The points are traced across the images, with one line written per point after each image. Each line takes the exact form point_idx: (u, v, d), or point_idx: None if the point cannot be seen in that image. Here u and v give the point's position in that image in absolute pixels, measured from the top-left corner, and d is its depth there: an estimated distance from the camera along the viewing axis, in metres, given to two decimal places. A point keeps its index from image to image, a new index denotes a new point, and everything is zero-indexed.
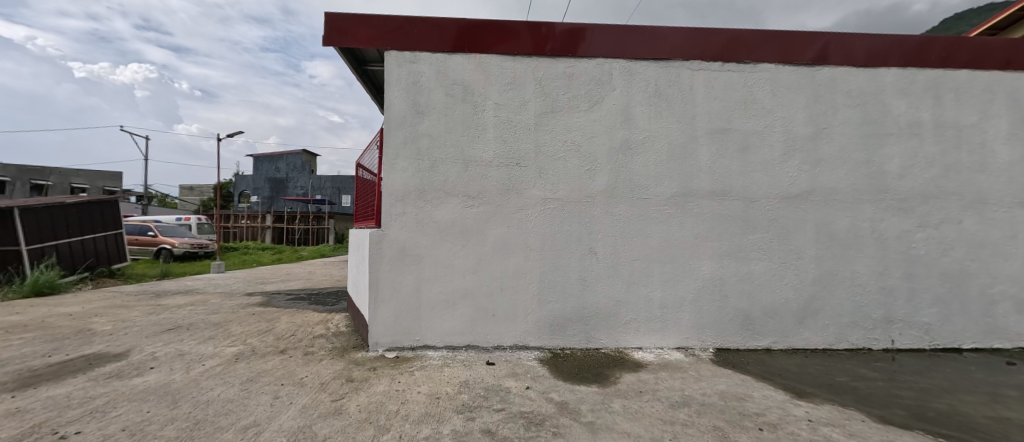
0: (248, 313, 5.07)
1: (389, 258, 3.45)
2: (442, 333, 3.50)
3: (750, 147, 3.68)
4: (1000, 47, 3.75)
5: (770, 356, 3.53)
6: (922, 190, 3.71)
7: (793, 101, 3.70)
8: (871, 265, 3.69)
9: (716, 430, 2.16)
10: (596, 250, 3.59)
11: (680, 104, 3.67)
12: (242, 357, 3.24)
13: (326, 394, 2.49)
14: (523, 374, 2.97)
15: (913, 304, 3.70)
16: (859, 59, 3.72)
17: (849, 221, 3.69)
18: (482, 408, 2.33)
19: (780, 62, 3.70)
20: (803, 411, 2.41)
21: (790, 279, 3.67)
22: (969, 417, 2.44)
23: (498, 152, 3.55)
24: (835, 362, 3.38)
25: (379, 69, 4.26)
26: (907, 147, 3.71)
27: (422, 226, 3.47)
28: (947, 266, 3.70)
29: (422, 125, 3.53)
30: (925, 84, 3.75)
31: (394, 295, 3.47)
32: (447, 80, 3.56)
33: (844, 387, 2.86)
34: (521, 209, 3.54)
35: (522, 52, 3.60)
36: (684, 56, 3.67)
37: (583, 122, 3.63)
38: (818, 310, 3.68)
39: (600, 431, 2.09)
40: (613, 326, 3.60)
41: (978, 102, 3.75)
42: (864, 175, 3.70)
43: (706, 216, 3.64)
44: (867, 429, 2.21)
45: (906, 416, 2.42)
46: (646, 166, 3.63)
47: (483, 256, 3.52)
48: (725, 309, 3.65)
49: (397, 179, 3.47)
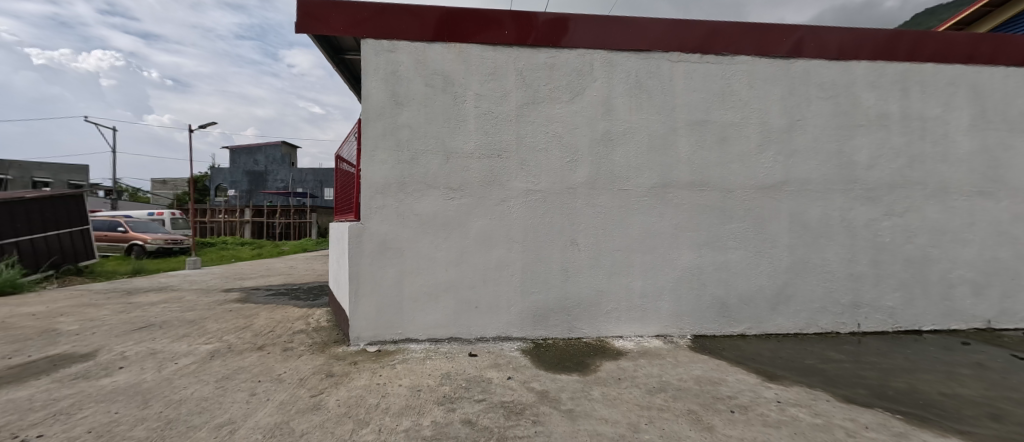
0: (225, 310, 4.94)
1: (369, 251, 3.40)
2: (425, 326, 3.49)
3: (728, 138, 3.75)
4: (964, 42, 3.91)
5: (744, 341, 3.65)
6: (889, 180, 3.86)
7: (769, 93, 3.78)
8: (841, 252, 3.83)
9: (691, 413, 2.22)
10: (578, 241, 3.63)
11: (661, 95, 3.71)
12: (218, 354, 3.16)
13: (305, 390, 2.46)
14: (505, 364, 3.00)
15: (878, 289, 3.87)
16: (832, 52, 3.81)
17: (821, 210, 3.81)
18: (463, 399, 2.34)
19: (756, 54, 3.77)
20: (772, 393, 2.51)
21: (764, 267, 3.79)
22: (926, 394, 2.58)
23: (480, 143, 3.53)
24: (805, 346, 3.52)
25: (357, 59, 4.17)
26: (876, 139, 3.85)
27: (402, 219, 3.43)
28: (911, 253, 3.88)
29: (402, 116, 3.46)
30: (893, 77, 3.88)
31: (376, 288, 3.43)
32: (426, 70, 3.50)
33: (813, 369, 2.99)
34: (503, 201, 3.54)
35: (504, 42, 3.56)
36: (664, 47, 3.70)
37: (564, 114, 3.63)
38: (790, 297, 3.81)
39: (579, 419, 2.13)
40: (595, 315, 3.66)
41: (942, 95, 3.91)
42: (835, 165, 3.83)
43: (686, 206, 3.71)
44: (831, 408, 2.32)
45: (867, 395, 2.55)
46: (626, 157, 3.67)
47: (466, 249, 3.51)
48: (703, 297, 3.75)
49: (377, 171, 3.41)
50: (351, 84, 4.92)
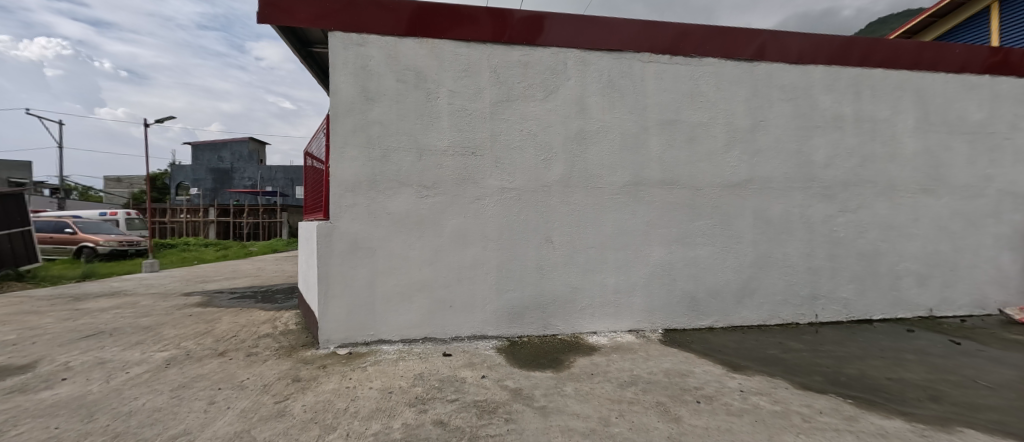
0: (184, 315, 4.68)
1: (339, 250, 3.29)
2: (398, 326, 3.42)
3: (696, 138, 3.86)
4: (909, 49, 4.18)
5: (712, 334, 3.78)
6: (844, 179, 4.08)
7: (735, 94, 3.92)
8: (800, 247, 4.03)
9: (659, 405, 2.28)
10: (553, 238, 3.65)
11: (633, 95, 3.78)
12: (174, 362, 3.00)
13: (269, 396, 2.36)
14: (480, 363, 2.98)
15: (834, 281, 4.09)
16: (792, 56, 3.99)
17: (782, 207, 3.99)
18: (435, 400, 2.31)
19: (722, 56, 3.90)
20: (736, 383, 2.61)
21: (731, 262, 3.93)
22: (875, 379, 2.75)
23: (453, 140, 3.49)
24: (768, 337, 3.68)
25: (325, 52, 4.04)
26: (831, 139, 4.06)
27: (373, 217, 3.34)
28: (863, 247, 4.12)
29: (373, 112, 3.37)
30: (847, 81, 4.10)
31: (347, 289, 3.32)
32: (398, 65, 3.42)
33: (775, 359, 3.13)
34: (478, 199, 3.52)
35: (478, 39, 3.53)
36: (635, 48, 3.77)
37: (539, 112, 3.64)
38: (755, 290, 3.97)
39: (551, 415, 2.14)
40: (570, 312, 3.69)
41: (890, 98, 4.17)
42: (795, 164, 4.01)
43: (657, 204, 3.80)
44: (789, 395, 2.44)
45: (823, 382, 2.69)
46: (599, 156, 3.71)
47: (440, 247, 3.47)
48: (674, 292, 3.85)
49: (347, 169, 3.30)
50: (319, 77, 4.76)
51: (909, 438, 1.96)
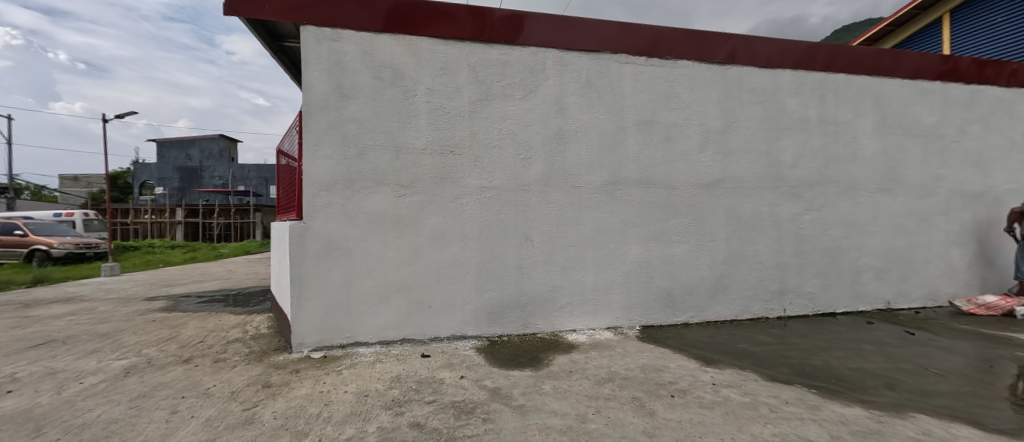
0: (146, 321, 4.45)
1: (313, 251, 3.19)
2: (376, 328, 3.35)
3: (672, 138, 3.95)
4: (869, 56, 4.39)
5: (687, 330, 3.87)
6: (810, 178, 4.26)
7: (708, 96, 4.02)
8: (770, 244, 4.18)
9: (635, 400, 2.32)
10: (532, 237, 3.65)
11: (610, 95, 3.82)
12: (134, 370, 2.84)
13: (237, 403, 2.27)
14: (459, 364, 2.95)
15: (801, 277, 4.26)
16: (761, 61, 4.13)
17: (753, 206, 4.13)
18: (412, 402, 2.28)
19: (696, 59, 3.99)
20: (709, 376, 2.68)
21: (705, 259, 4.04)
22: (838, 369, 2.87)
23: (432, 139, 3.45)
24: (739, 331, 3.80)
25: (297, 46, 3.91)
26: (798, 140, 4.23)
27: (349, 217, 3.26)
28: (827, 243, 4.31)
29: (348, 109, 3.29)
30: (813, 85, 4.27)
31: (321, 290, 3.23)
32: (374, 62, 3.35)
33: (746, 352, 3.23)
34: (457, 198, 3.49)
35: (456, 37, 3.50)
36: (613, 49, 3.82)
37: (518, 111, 3.63)
38: (727, 286, 4.10)
39: (530, 413, 2.15)
40: (549, 310, 3.71)
41: (852, 102, 4.37)
42: (764, 164, 4.15)
43: (634, 203, 3.86)
44: (758, 387, 2.52)
45: (791, 373, 2.79)
46: (578, 155, 3.75)
47: (419, 247, 3.42)
48: (651, 289, 3.92)
49: (321, 167, 3.20)
50: (291, 72, 4.61)
51: (868, 425, 2.06)
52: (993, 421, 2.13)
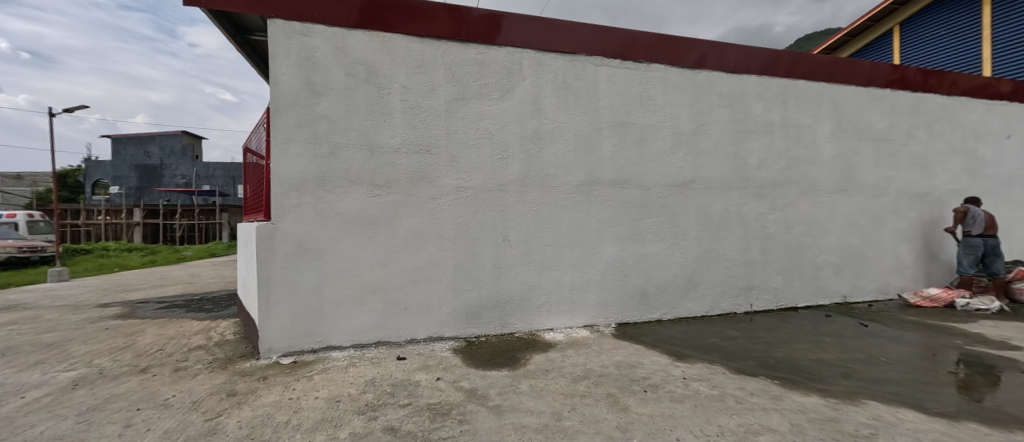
0: (98, 329, 4.17)
1: (282, 253, 3.08)
2: (349, 332, 3.27)
3: (646, 139, 4.04)
4: (827, 64, 4.63)
5: (661, 326, 3.97)
6: (774, 179, 4.45)
7: (680, 99, 4.14)
8: (738, 243, 4.34)
9: (610, 396, 2.36)
10: (510, 238, 3.66)
11: (586, 97, 3.88)
12: (83, 382, 2.66)
13: (198, 414, 2.17)
14: (435, 365, 2.92)
15: (767, 273, 4.45)
16: (728, 66, 4.28)
17: (722, 206, 4.28)
18: (386, 406, 2.24)
19: (668, 63, 4.10)
20: (680, 371, 2.76)
21: (677, 257, 4.16)
22: (800, 361, 3.02)
23: (407, 138, 3.39)
24: (709, 327, 3.93)
25: (265, 41, 3.77)
26: (763, 143, 4.41)
27: (321, 218, 3.17)
28: (790, 241, 4.52)
29: (319, 106, 3.19)
30: (776, 90, 4.47)
31: (291, 294, 3.12)
32: (347, 58, 3.26)
33: (716, 347, 3.34)
34: (434, 198, 3.45)
35: (432, 35, 3.46)
36: (588, 51, 3.87)
37: (494, 111, 3.63)
38: (698, 283, 4.23)
39: (506, 413, 2.15)
40: (527, 310, 3.72)
41: (812, 107, 4.60)
42: (732, 165, 4.31)
43: (610, 203, 3.93)
44: (726, 380, 2.62)
45: (756, 365, 2.91)
46: (555, 156, 3.78)
47: (394, 248, 3.36)
48: (626, 286, 4.00)
49: (290, 166, 3.10)
50: (258, 66, 4.43)
51: (825, 412, 2.17)
52: (935, 405, 2.29)
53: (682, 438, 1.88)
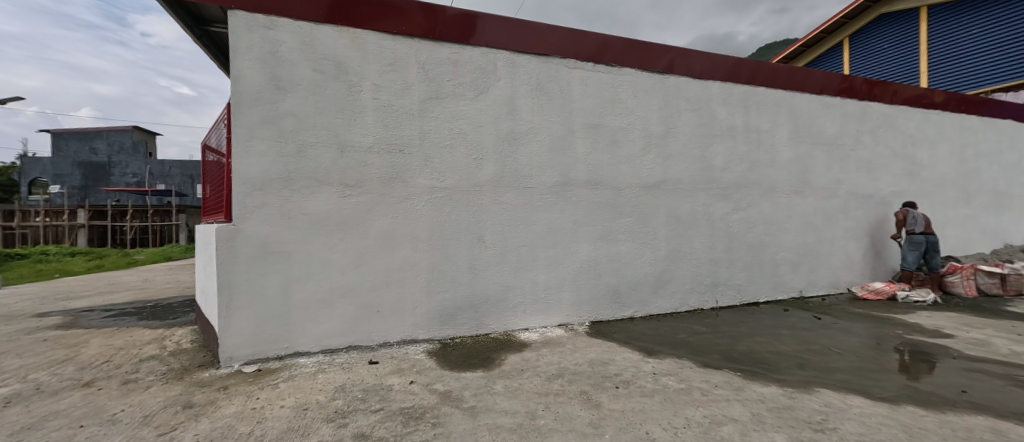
0: (36, 341, 3.84)
1: (245, 256, 2.93)
2: (318, 336, 3.16)
3: (618, 141, 4.13)
4: (785, 72, 4.90)
5: (632, 324, 4.06)
6: (737, 181, 4.66)
7: (650, 103, 4.26)
8: (704, 241, 4.51)
9: (583, 394, 2.39)
10: (485, 238, 3.65)
11: (559, 99, 3.92)
12: (17, 399, 2.44)
13: (151, 428, 2.04)
14: (409, 369, 2.87)
15: (731, 271, 4.65)
16: (695, 72, 4.45)
17: (689, 206, 4.43)
18: (357, 412, 2.18)
19: (638, 68, 4.21)
20: (650, 366, 2.84)
21: (648, 256, 4.27)
22: (761, 353, 3.17)
23: (379, 137, 3.32)
24: (678, 323, 4.06)
25: (225, 32, 3.59)
26: (727, 146, 4.61)
27: (287, 219, 3.05)
28: (752, 240, 4.74)
29: (285, 103, 3.07)
30: (739, 96, 4.68)
31: (255, 298, 2.97)
32: (315, 53, 3.15)
33: (684, 342, 3.46)
34: (407, 199, 3.39)
35: (404, 33, 3.40)
36: (562, 54, 3.92)
37: (469, 111, 3.61)
38: (668, 281, 4.36)
39: (480, 414, 2.14)
40: (502, 311, 3.72)
41: (771, 113, 4.85)
42: (699, 168, 4.48)
43: (583, 204, 3.99)
44: (693, 373, 2.72)
45: (721, 359, 3.03)
46: (529, 156, 3.80)
47: (366, 250, 3.28)
48: (599, 285, 4.08)
49: (253, 165, 2.96)
50: (218, 58, 4.21)
51: (782, 401, 2.29)
52: (879, 390, 2.47)
53: (651, 432, 1.94)
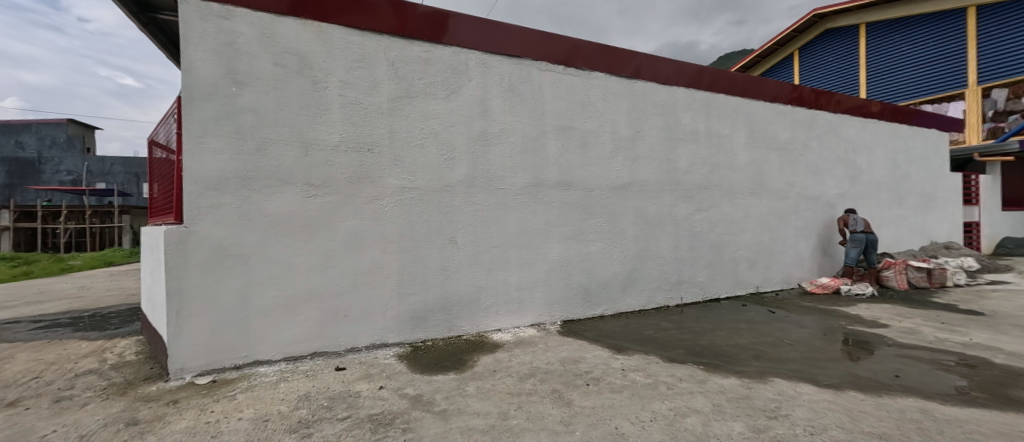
0: None
1: (198, 260, 2.74)
2: (280, 343, 3.01)
3: (588, 144, 4.21)
4: (743, 81, 5.17)
5: (603, 322, 4.15)
6: (700, 183, 4.87)
7: (618, 107, 4.37)
8: (670, 241, 4.68)
9: (555, 392, 2.41)
10: (457, 239, 3.61)
11: (531, 100, 3.95)
12: None
13: None
14: (378, 374, 2.79)
15: (694, 269, 4.85)
16: (660, 78, 4.61)
17: (656, 207, 4.58)
18: (322, 421, 2.09)
19: (608, 72, 4.32)
20: (619, 363, 2.91)
21: (617, 255, 4.38)
22: (722, 347, 3.31)
23: (347, 135, 3.21)
24: (645, 320, 4.18)
25: (174, 19, 3.34)
26: (690, 149, 4.81)
27: (246, 220, 2.88)
28: (714, 239, 4.96)
29: (243, 98, 2.90)
30: (701, 102, 4.89)
31: (209, 305, 2.79)
32: (276, 46, 3.01)
33: (651, 339, 3.56)
34: (376, 199, 3.30)
35: (373, 29, 3.31)
36: (533, 56, 3.95)
37: (440, 111, 3.56)
38: (636, 280, 4.49)
39: (452, 417, 2.11)
40: (474, 312, 3.70)
41: (730, 119, 5.10)
42: (665, 170, 4.64)
43: (555, 204, 4.03)
44: (659, 368, 2.81)
45: (686, 353, 3.15)
46: (501, 157, 3.80)
47: (332, 252, 3.16)
48: (571, 284, 4.13)
49: (207, 162, 2.77)
50: (166, 47, 3.91)
51: (740, 391, 2.41)
52: (825, 377, 2.65)
53: (620, 427, 1.98)
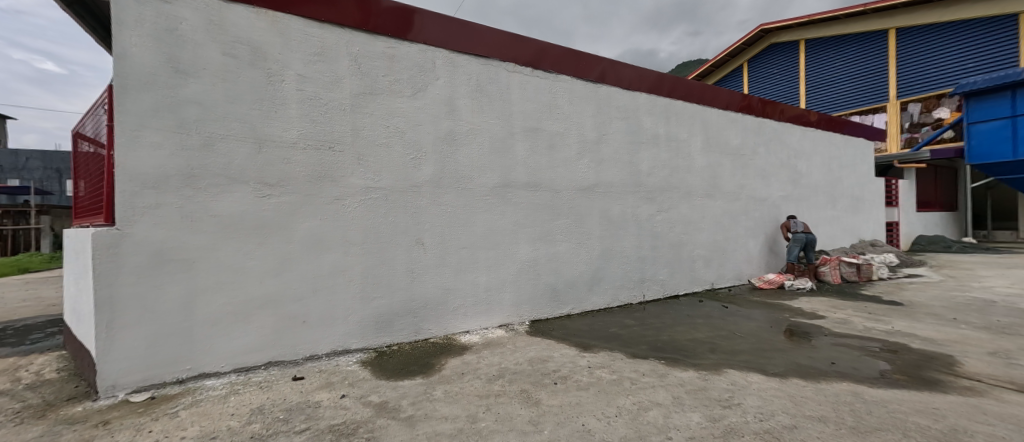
0: None
1: (134, 267, 2.51)
2: (231, 354, 2.82)
3: (556, 145, 4.26)
4: (699, 88, 5.43)
5: (570, 320, 4.21)
6: (661, 184, 5.05)
7: (584, 109, 4.45)
8: (633, 240, 4.82)
9: (523, 393, 2.41)
10: (424, 240, 3.54)
11: (498, 101, 3.94)
12: None
13: None
14: (340, 382, 2.68)
15: (656, 267, 5.02)
16: (624, 83, 4.75)
17: (620, 208, 4.71)
18: (278, 434, 1.97)
19: (574, 75, 4.39)
20: (585, 361, 2.95)
21: (584, 255, 4.46)
22: (682, 341, 3.45)
23: (305, 132, 3.06)
24: (610, 318, 4.28)
25: (105, 2, 3.04)
26: (652, 152, 4.98)
27: (190, 222, 2.67)
28: (674, 238, 5.17)
29: (188, 90, 2.69)
30: (662, 106, 5.09)
31: (148, 315, 2.56)
32: (226, 36, 2.81)
33: (616, 336, 3.65)
34: (338, 200, 3.17)
35: (333, 22, 3.18)
36: (500, 57, 3.95)
37: (406, 109, 3.47)
38: (602, 279, 4.59)
39: (418, 423, 2.06)
40: (442, 314, 3.64)
41: (688, 123, 5.34)
42: (628, 172, 4.78)
43: (523, 205, 4.04)
44: (623, 364, 2.88)
45: (649, 349, 3.25)
46: (469, 157, 3.76)
47: (289, 255, 3.00)
48: (539, 284, 4.16)
49: (145, 159, 2.55)
50: (93, 31, 3.55)
51: (698, 383, 2.52)
52: (774, 367, 2.82)
53: (586, 424, 2.01)
